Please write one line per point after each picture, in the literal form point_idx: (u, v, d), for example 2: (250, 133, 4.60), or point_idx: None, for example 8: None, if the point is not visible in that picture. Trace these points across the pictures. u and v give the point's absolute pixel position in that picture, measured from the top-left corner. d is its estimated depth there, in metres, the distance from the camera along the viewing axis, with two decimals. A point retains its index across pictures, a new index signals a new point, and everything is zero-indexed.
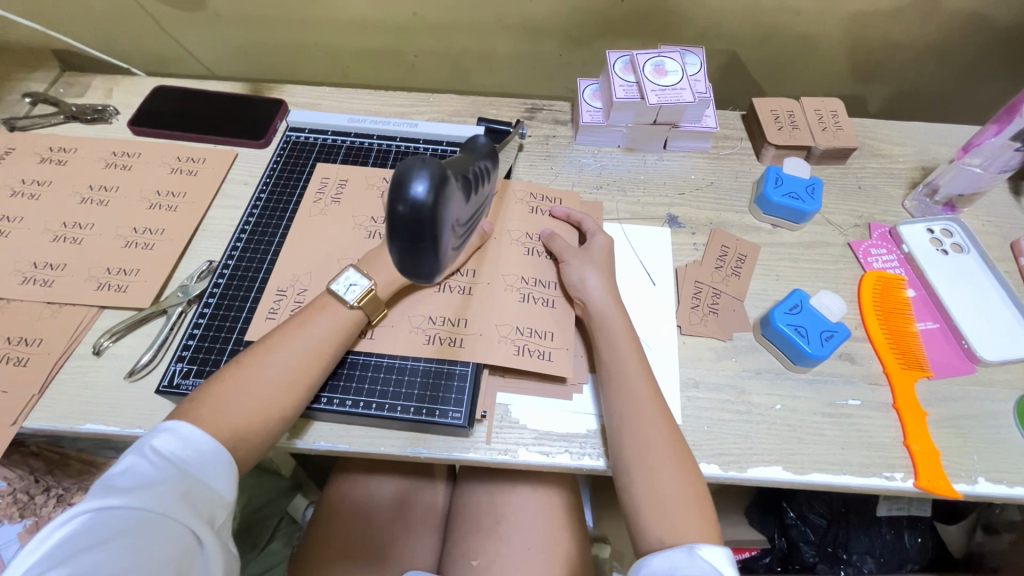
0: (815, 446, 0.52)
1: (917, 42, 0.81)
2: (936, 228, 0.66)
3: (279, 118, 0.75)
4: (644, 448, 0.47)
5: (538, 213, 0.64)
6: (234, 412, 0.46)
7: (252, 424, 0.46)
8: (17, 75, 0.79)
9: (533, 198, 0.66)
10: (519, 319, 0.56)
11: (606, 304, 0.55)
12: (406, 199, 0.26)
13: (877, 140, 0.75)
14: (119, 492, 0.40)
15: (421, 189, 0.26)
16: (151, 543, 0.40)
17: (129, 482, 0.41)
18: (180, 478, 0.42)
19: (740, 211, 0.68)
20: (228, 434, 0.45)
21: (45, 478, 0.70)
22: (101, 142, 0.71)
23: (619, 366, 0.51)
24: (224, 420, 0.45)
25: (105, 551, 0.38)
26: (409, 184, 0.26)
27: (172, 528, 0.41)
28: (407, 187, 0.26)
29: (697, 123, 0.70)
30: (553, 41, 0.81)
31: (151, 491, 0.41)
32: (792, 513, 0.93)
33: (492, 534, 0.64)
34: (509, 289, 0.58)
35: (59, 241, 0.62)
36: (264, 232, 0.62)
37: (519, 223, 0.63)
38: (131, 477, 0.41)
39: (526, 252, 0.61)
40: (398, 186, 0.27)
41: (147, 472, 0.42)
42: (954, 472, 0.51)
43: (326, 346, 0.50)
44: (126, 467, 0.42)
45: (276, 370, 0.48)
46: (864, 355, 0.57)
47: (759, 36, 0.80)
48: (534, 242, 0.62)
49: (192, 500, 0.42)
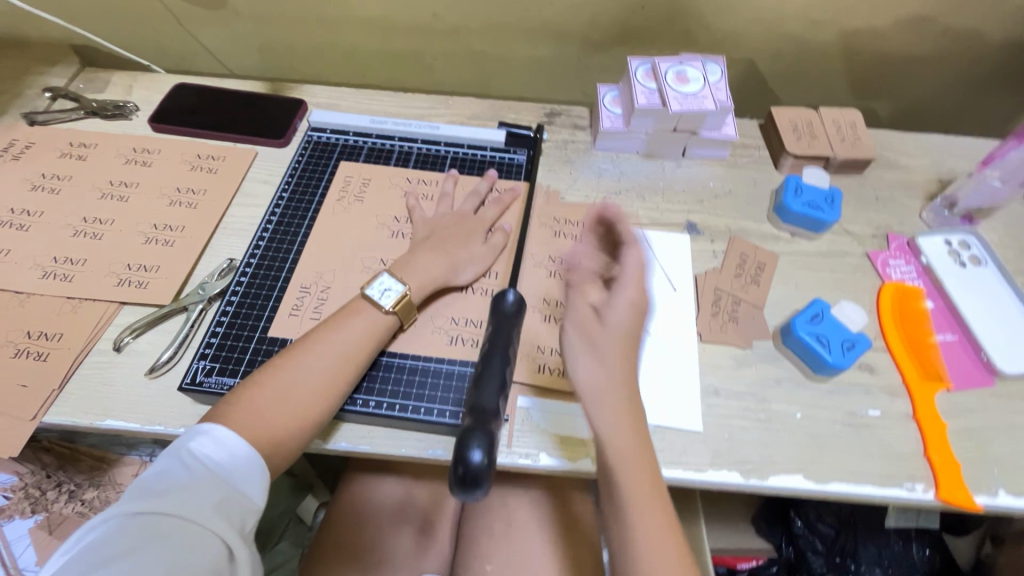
0: (836, 455, 0.52)
1: (933, 56, 0.82)
2: (953, 240, 0.66)
3: (299, 117, 0.75)
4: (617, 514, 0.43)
5: (560, 236, 0.64)
6: (271, 414, 0.46)
7: (287, 426, 0.46)
8: (36, 69, 0.79)
9: (556, 222, 0.65)
10: (542, 339, 0.56)
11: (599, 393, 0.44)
12: (466, 469, 0.37)
13: (893, 151, 0.75)
14: (155, 494, 0.41)
15: (478, 456, 0.37)
16: (184, 548, 0.39)
17: (163, 485, 0.41)
18: (213, 480, 0.42)
19: (758, 220, 0.68)
20: (265, 436, 0.45)
21: (57, 474, 0.69)
22: (122, 138, 0.72)
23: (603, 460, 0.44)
24: (260, 422, 0.46)
25: (133, 559, 0.38)
26: (470, 458, 0.37)
27: (204, 533, 0.40)
28: (468, 455, 0.37)
29: (717, 131, 0.70)
30: (572, 47, 0.81)
31: (184, 495, 0.41)
32: (800, 522, 0.92)
33: (506, 538, 0.64)
34: (533, 309, 0.58)
35: (79, 236, 0.62)
36: (286, 231, 0.62)
37: (542, 246, 0.63)
38: (166, 480, 0.41)
39: (549, 274, 0.61)
40: (460, 456, 0.37)
41: (182, 475, 0.42)
42: (974, 484, 0.51)
43: (360, 348, 0.51)
44: (160, 471, 0.42)
45: (311, 373, 0.48)
46: (884, 366, 0.57)
47: (778, 46, 0.81)
48: (557, 266, 0.61)
49: (223, 504, 0.42)
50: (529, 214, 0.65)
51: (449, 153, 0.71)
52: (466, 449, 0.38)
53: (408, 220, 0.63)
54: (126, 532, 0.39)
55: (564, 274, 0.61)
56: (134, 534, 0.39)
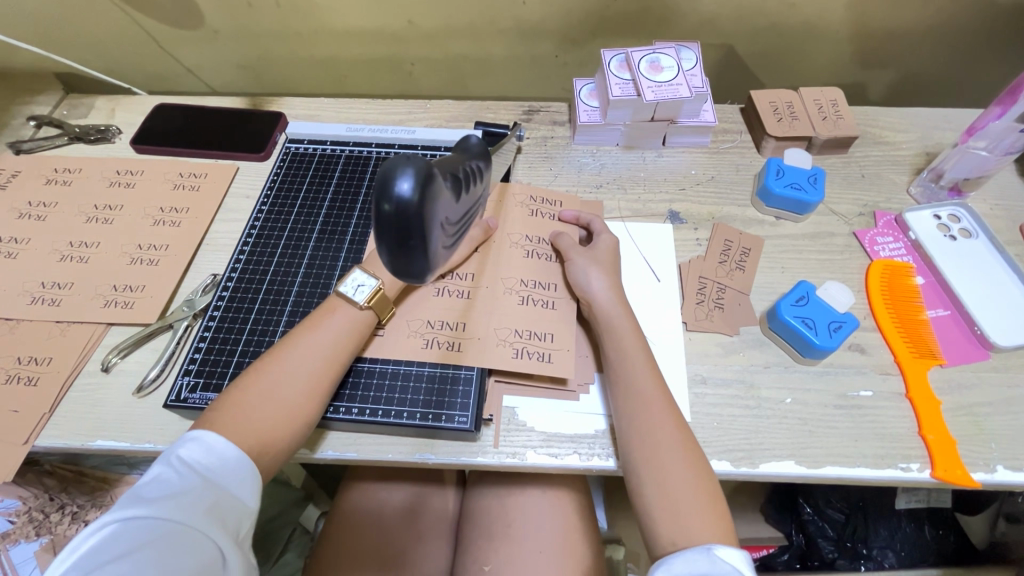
0: (828, 439, 0.51)
1: (916, 28, 0.80)
2: (943, 214, 0.65)
3: (279, 130, 0.75)
4: (664, 488, 0.45)
5: (538, 215, 0.64)
6: (254, 417, 0.46)
7: (272, 428, 0.46)
8: (20, 99, 0.80)
9: (533, 201, 0.65)
10: (519, 322, 0.56)
11: (610, 304, 0.54)
12: (390, 199, 0.25)
13: (878, 127, 0.74)
14: (149, 501, 0.41)
15: (407, 186, 0.25)
16: (179, 552, 0.40)
17: (158, 492, 0.41)
18: (206, 486, 0.43)
19: (742, 205, 0.67)
20: (255, 441, 0.45)
21: (60, 496, 0.70)
22: (105, 161, 0.72)
23: (654, 439, 0.47)
24: (246, 426, 0.45)
25: (131, 561, 0.38)
26: (394, 185, 0.25)
27: (198, 537, 0.41)
28: (392, 185, 0.25)
29: (696, 118, 0.69)
30: (548, 42, 0.81)
31: (179, 500, 0.41)
32: (809, 509, 0.90)
33: (504, 538, 0.63)
34: (509, 291, 0.58)
35: (66, 261, 0.63)
36: (267, 242, 0.63)
37: (522, 227, 0.63)
38: (160, 486, 0.42)
39: (526, 254, 0.61)
40: (382, 185, 0.25)
41: (175, 481, 0.42)
42: (971, 461, 0.50)
43: (342, 346, 0.51)
44: (156, 477, 0.43)
45: (288, 374, 0.48)
46: (874, 345, 0.57)
47: (756, 29, 0.80)
48: (534, 246, 0.62)
49: (218, 508, 0.42)
50: (506, 198, 0.65)
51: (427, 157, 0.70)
52: (391, 177, 0.25)
53: None
54: (122, 537, 0.39)
55: (542, 254, 0.61)
56: (128, 538, 0.39)
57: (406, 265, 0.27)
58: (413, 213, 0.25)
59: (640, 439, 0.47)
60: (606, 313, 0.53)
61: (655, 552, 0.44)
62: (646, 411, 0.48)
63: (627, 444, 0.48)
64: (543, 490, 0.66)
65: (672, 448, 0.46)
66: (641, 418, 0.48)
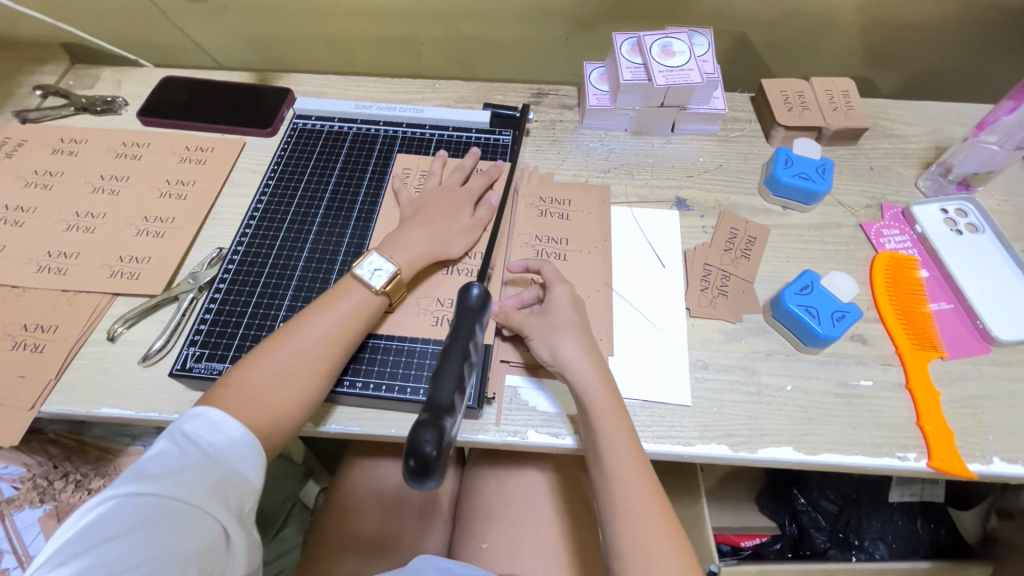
0: (826, 426, 0.52)
1: (929, 20, 0.79)
2: (950, 208, 0.65)
3: (286, 106, 0.75)
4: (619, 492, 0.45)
5: (545, 204, 0.65)
6: (264, 391, 0.46)
7: (282, 404, 0.47)
8: (27, 68, 0.80)
9: (542, 202, 0.65)
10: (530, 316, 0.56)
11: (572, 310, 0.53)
12: (416, 459, 0.34)
13: (889, 120, 0.74)
14: (150, 477, 0.41)
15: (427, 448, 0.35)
16: (182, 529, 0.40)
17: (159, 467, 0.41)
18: (209, 463, 0.43)
19: (750, 193, 0.67)
20: (265, 415, 0.46)
21: (64, 465, 0.71)
22: (112, 133, 0.72)
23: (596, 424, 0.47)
24: (255, 399, 0.46)
25: (130, 541, 0.38)
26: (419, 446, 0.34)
27: (200, 512, 0.41)
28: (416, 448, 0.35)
29: (705, 105, 0.69)
30: (559, 25, 0.80)
31: (180, 477, 0.41)
32: (803, 499, 0.92)
33: (502, 517, 0.64)
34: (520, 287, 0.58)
35: (72, 230, 0.63)
36: (274, 218, 0.63)
37: (528, 220, 0.63)
38: (161, 462, 0.42)
39: (536, 254, 0.61)
40: (410, 448, 0.35)
41: (177, 456, 0.42)
42: (968, 452, 0.51)
43: (353, 327, 0.51)
44: (158, 452, 0.42)
45: (299, 351, 0.48)
46: (876, 336, 0.57)
47: (770, 16, 0.79)
48: (540, 235, 0.62)
49: (220, 485, 0.42)
50: (513, 194, 0.65)
51: (434, 137, 0.70)
52: (416, 440, 0.35)
53: (405, 196, 0.63)
54: (121, 514, 0.39)
55: (551, 241, 0.62)
56: (131, 514, 0.39)
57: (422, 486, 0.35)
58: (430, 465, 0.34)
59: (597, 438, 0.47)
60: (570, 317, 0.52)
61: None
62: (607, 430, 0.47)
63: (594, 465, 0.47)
64: (542, 472, 0.66)
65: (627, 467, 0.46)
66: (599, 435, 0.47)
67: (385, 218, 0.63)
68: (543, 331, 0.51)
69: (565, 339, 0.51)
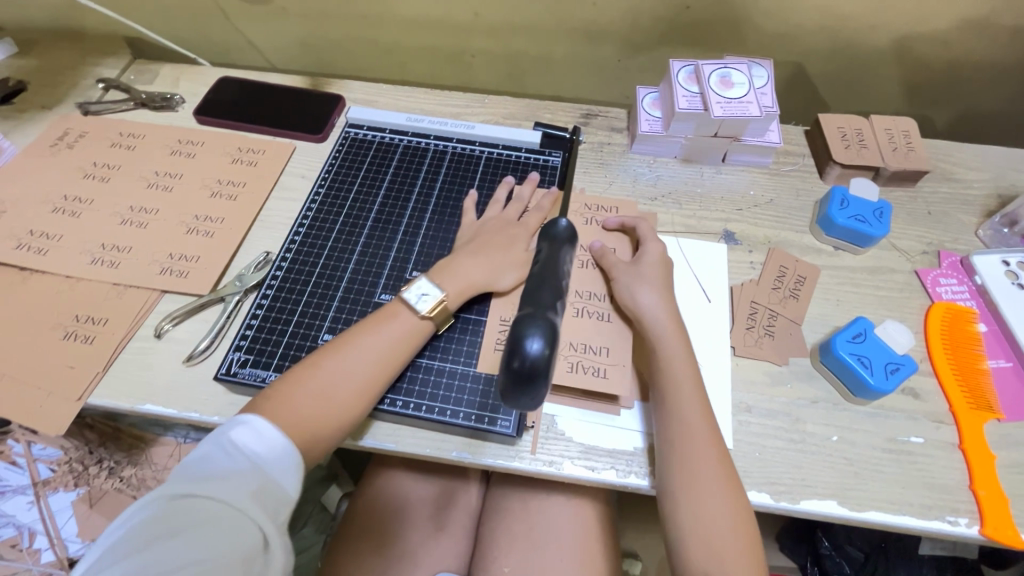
0: (873, 482, 0.50)
1: (997, 62, 0.77)
2: (1012, 260, 0.62)
3: (338, 113, 0.76)
4: (690, 472, 0.47)
5: (593, 224, 0.64)
6: (317, 424, 0.47)
7: (302, 424, 0.46)
8: (90, 61, 0.82)
9: (589, 209, 0.65)
10: (574, 334, 0.55)
11: (663, 322, 0.53)
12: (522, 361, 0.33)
13: (949, 163, 0.71)
14: (196, 479, 0.41)
15: (535, 345, 0.33)
16: (221, 531, 0.39)
17: (203, 471, 0.42)
18: (251, 467, 0.43)
19: (800, 231, 0.66)
20: (298, 432, 0.46)
21: (98, 451, 0.72)
22: (168, 130, 0.74)
23: (668, 373, 0.51)
24: (275, 417, 0.46)
25: (174, 540, 0.38)
26: (528, 349, 0.33)
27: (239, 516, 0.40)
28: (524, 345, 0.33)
29: (760, 138, 0.68)
30: (613, 45, 0.80)
31: (222, 480, 0.41)
32: (827, 543, 0.90)
33: (527, 541, 0.64)
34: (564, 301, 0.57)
35: (126, 224, 0.65)
36: (322, 226, 0.64)
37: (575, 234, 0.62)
38: (206, 465, 0.42)
39: (581, 266, 0.60)
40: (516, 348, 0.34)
41: (221, 460, 0.42)
42: (1023, 522, 0.48)
43: (399, 349, 0.51)
44: (202, 457, 0.43)
45: (354, 385, 0.49)
46: (929, 391, 0.55)
47: (831, 48, 0.77)
48: (586, 254, 0.61)
49: (259, 489, 0.42)
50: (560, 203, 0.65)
51: (484, 154, 0.70)
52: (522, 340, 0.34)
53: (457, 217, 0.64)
54: (166, 514, 0.39)
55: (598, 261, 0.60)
56: (175, 514, 0.39)
57: (527, 399, 0.34)
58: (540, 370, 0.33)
59: (671, 394, 0.50)
60: (654, 329, 0.53)
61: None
62: (677, 403, 0.49)
63: (662, 432, 0.49)
64: (568, 499, 0.66)
65: (703, 449, 0.47)
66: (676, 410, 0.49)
67: (432, 235, 0.63)
68: (630, 276, 0.56)
69: (644, 289, 0.55)
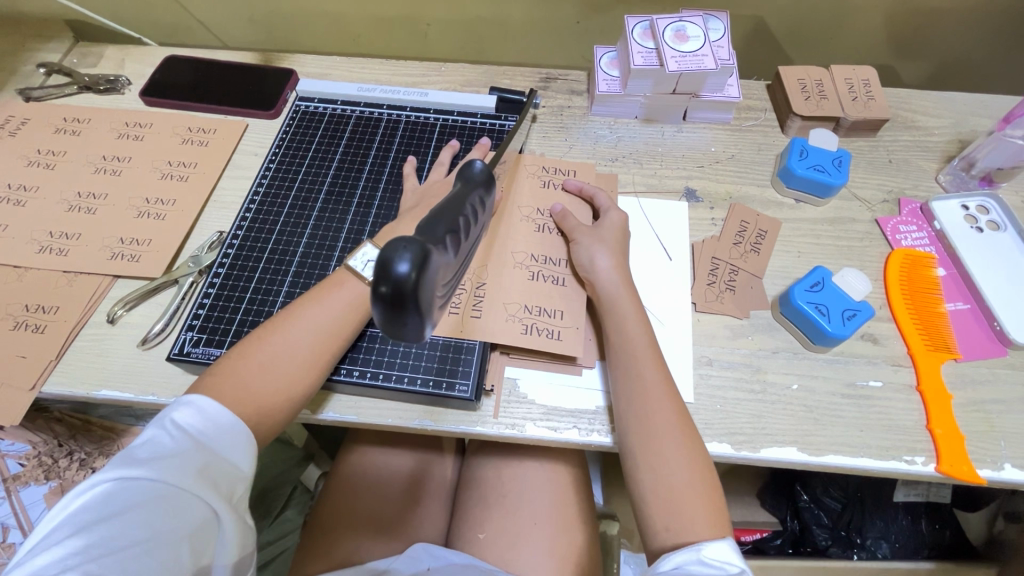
0: (832, 427, 0.51)
1: (958, 8, 0.76)
2: (971, 205, 0.63)
3: (290, 88, 0.74)
4: (644, 422, 0.47)
5: (550, 187, 0.63)
6: (270, 394, 0.46)
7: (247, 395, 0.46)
8: (30, 45, 0.79)
9: (546, 172, 0.64)
10: (528, 298, 0.55)
11: (616, 285, 0.53)
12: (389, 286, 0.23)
13: (910, 111, 0.71)
14: (140, 462, 0.40)
15: (405, 268, 0.23)
16: (172, 512, 0.39)
17: (150, 453, 0.41)
18: (198, 447, 0.42)
19: (762, 185, 0.65)
20: (248, 405, 0.45)
21: (68, 443, 0.71)
22: (114, 113, 0.71)
23: (620, 331, 0.51)
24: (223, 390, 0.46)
25: (121, 522, 0.38)
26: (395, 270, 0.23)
27: (194, 499, 0.40)
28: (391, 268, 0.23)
29: (719, 93, 0.67)
30: (570, 6, 0.77)
31: (169, 461, 0.41)
32: (806, 496, 0.90)
33: (501, 507, 0.64)
34: (518, 266, 0.57)
35: (74, 211, 0.63)
36: (273, 201, 0.62)
37: (531, 199, 0.62)
38: (152, 448, 0.41)
39: (537, 229, 0.59)
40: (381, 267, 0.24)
41: (168, 444, 0.42)
42: (978, 458, 0.49)
43: (349, 317, 0.50)
44: (148, 439, 0.42)
45: (304, 351, 0.48)
46: (887, 336, 0.55)
47: (791, 0, 0.76)
48: (545, 218, 0.60)
49: (209, 470, 0.42)
50: (515, 165, 0.64)
51: (438, 121, 0.69)
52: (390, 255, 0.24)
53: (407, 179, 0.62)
54: (113, 496, 0.39)
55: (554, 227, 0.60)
56: (122, 496, 0.39)
57: (402, 327, 0.24)
58: (410, 293, 0.23)
59: (624, 351, 0.50)
60: (609, 293, 0.52)
61: (651, 549, 0.45)
62: (632, 361, 0.49)
63: (617, 387, 0.49)
64: (541, 464, 0.66)
65: (658, 403, 0.47)
66: (632, 368, 0.49)
67: (387, 204, 0.62)
68: (590, 239, 0.56)
69: (601, 251, 0.55)
